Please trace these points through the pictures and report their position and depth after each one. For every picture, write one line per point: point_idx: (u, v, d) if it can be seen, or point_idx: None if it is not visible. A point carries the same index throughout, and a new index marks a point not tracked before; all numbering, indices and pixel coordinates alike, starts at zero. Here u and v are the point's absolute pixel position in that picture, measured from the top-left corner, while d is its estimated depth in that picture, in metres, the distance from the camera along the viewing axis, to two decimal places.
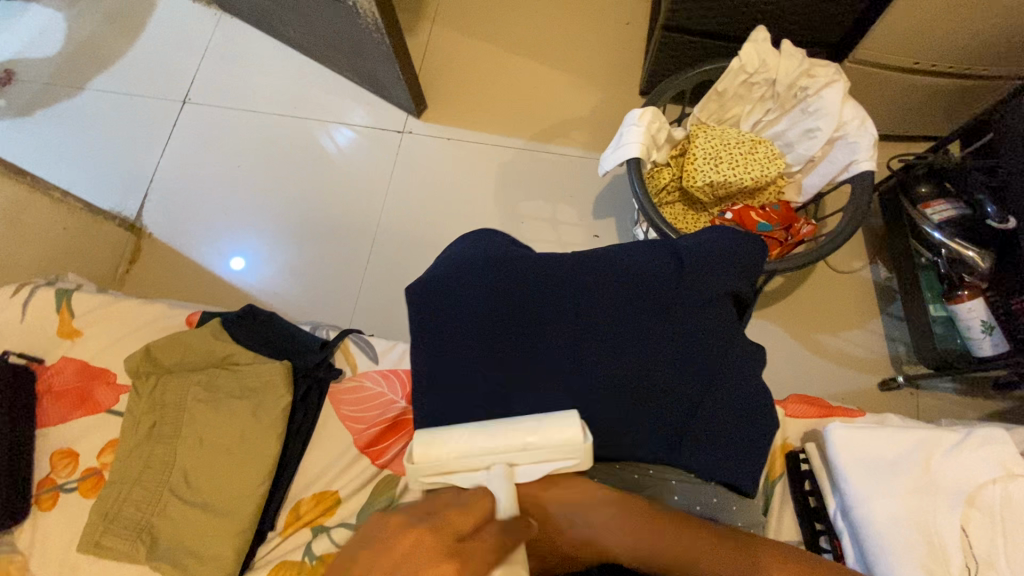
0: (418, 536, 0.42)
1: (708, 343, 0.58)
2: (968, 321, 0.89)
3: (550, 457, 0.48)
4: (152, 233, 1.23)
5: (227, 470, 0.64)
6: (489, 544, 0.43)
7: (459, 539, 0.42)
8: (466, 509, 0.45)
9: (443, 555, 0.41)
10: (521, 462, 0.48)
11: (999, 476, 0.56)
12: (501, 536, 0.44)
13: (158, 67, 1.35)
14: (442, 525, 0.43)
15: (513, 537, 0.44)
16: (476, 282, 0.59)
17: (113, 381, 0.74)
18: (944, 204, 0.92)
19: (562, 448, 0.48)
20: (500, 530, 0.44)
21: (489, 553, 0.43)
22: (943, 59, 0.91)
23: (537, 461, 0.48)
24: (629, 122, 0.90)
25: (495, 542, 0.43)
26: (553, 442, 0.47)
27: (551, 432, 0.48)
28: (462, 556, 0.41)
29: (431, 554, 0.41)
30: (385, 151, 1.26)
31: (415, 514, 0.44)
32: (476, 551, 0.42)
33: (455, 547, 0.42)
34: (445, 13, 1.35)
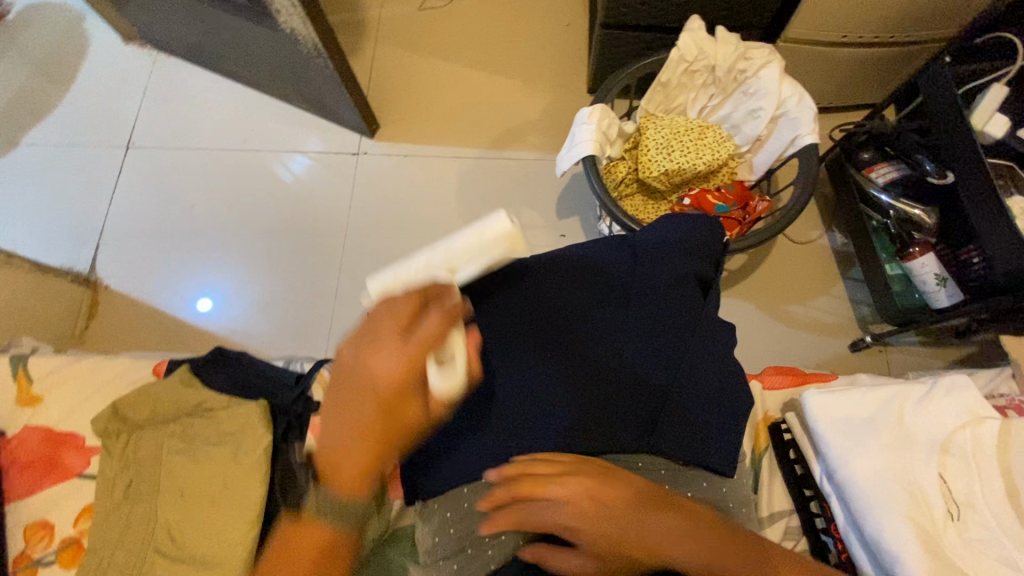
0: (375, 348, 0.48)
1: (670, 328, 0.59)
2: (922, 276, 0.92)
3: (481, 253, 0.59)
4: (109, 285, 1.19)
5: (212, 521, 0.62)
6: (436, 326, 0.48)
7: (408, 333, 0.48)
8: (397, 313, 0.49)
9: (397, 354, 0.47)
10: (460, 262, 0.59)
11: (967, 420, 0.58)
12: (443, 319, 0.48)
13: (95, 115, 1.31)
14: (387, 334, 0.48)
15: (456, 309, 0.49)
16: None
17: (82, 444, 0.71)
18: (886, 167, 0.97)
19: (491, 240, 0.59)
20: (437, 320, 0.48)
21: (433, 335, 0.47)
22: (868, 30, 0.95)
23: (468, 264, 0.59)
24: (580, 121, 0.92)
25: (434, 331, 0.47)
26: (485, 239, 0.59)
27: (480, 230, 0.59)
28: (412, 349, 0.47)
29: (384, 353, 0.47)
30: (341, 174, 1.24)
31: (360, 334, 0.49)
32: (424, 343, 0.47)
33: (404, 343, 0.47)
34: (388, 32, 1.35)
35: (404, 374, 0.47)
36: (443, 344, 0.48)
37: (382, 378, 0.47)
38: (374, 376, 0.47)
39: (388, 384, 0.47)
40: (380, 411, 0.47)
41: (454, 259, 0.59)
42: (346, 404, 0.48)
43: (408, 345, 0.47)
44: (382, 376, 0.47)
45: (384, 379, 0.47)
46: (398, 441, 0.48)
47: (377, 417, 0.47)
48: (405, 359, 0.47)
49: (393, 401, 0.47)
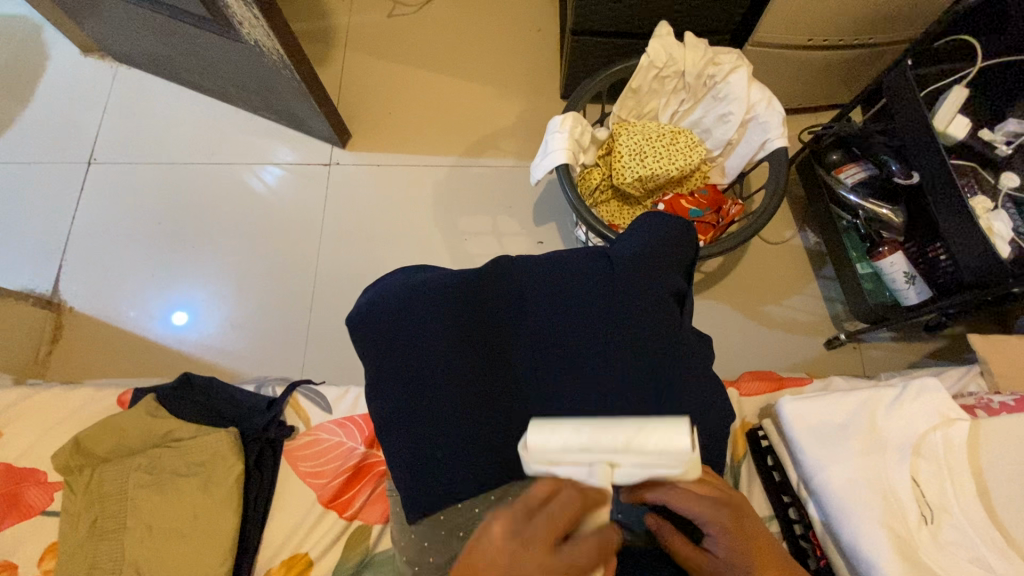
0: (520, 541, 0.40)
1: (652, 343, 0.57)
2: (892, 275, 0.93)
3: (651, 464, 0.44)
4: (73, 307, 1.15)
5: (183, 556, 0.60)
6: (590, 558, 0.41)
7: (558, 551, 0.40)
8: (557, 516, 0.41)
9: (544, 571, 0.39)
10: (623, 462, 0.44)
11: (938, 423, 0.59)
12: (596, 549, 0.42)
13: (54, 131, 1.26)
14: (536, 536, 0.40)
15: (609, 544, 0.43)
16: (426, 307, 0.60)
17: (45, 479, 0.68)
18: (855, 167, 0.97)
19: (670, 459, 0.43)
20: (588, 546, 0.41)
21: (581, 565, 0.40)
22: (832, 33, 0.96)
23: (633, 468, 0.44)
24: (552, 129, 0.91)
25: (582, 562, 0.40)
26: (661, 449, 0.43)
27: (657, 445, 0.43)
28: (557, 568, 0.39)
29: (527, 554, 0.40)
30: (313, 186, 1.22)
31: (513, 518, 0.42)
32: (573, 562, 0.40)
33: (552, 561, 0.40)
34: (357, 39, 1.33)
35: None
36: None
37: None
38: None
39: None
40: None
41: (623, 455, 0.44)
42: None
43: (558, 567, 0.39)
44: None
45: None
46: None
47: None
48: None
49: None
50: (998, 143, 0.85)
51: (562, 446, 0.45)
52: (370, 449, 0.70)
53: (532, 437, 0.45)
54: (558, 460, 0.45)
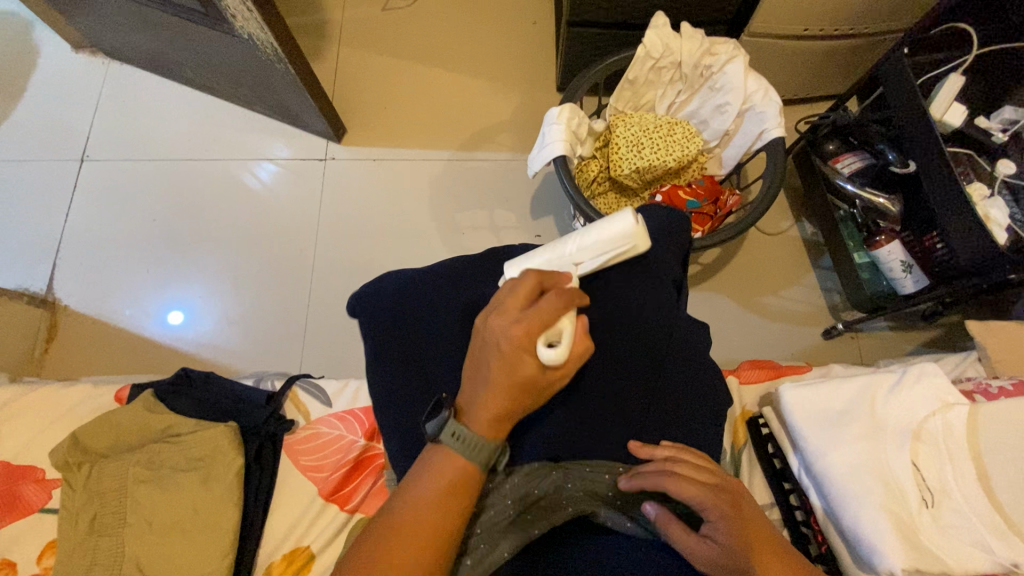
0: (498, 312, 0.48)
1: (652, 331, 0.58)
2: (889, 264, 0.93)
3: (606, 248, 0.56)
4: (68, 305, 1.14)
5: (184, 551, 0.60)
6: (553, 306, 0.47)
7: (528, 310, 0.47)
8: (518, 287, 0.49)
9: (517, 320, 0.46)
10: (583, 256, 0.56)
11: (937, 408, 0.60)
12: (559, 299, 0.47)
13: (46, 129, 1.25)
14: (505, 304, 0.48)
15: (570, 296, 0.48)
16: (437, 293, 0.61)
17: (43, 477, 0.68)
18: (852, 157, 0.98)
19: (616, 234, 0.55)
20: (552, 301, 0.47)
21: (549, 310, 0.46)
22: (828, 23, 0.96)
23: (594, 256, 0.56)
24: (549, 121, 0.91)
25: (549, 310, 0.46)
26: (609, 232, 0.55)
27: (605, 230, 0.56)
28: (527, 317, 0.46)
29: (506, 316, 0.47)
30: (309, 182, 1.21)
31: (488, 307, 0.50)
32: (540, 312, 0.46)
33: (522, 314, 0.47)
34: (351, 33, 1.32)
35: (518, 347, 0.46)
36: (560, 319, 0.47)
37: (499, 345, 0.46)
38: (493, 343, 0.47)
39: (506, 351, 0.46)
40: (502, 366, 0.46)
41: (579, 250, 0.56)
42: (477, 364, 0.48)
43: (527, 316, 0.46)
44: (499, 343, 0.46)
45: (503, 347, 0.46)
46: (516, 399, 0.47)
47: (499, 374, 0.46)
48: (521, 330, 0.46)
49: (514, 365, 0.46)
50: (993, 130, 0.86)
51: (537, 265, 0.57)
52: (371, 442, 0.70)
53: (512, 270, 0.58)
54: (537, 277, 0.57)
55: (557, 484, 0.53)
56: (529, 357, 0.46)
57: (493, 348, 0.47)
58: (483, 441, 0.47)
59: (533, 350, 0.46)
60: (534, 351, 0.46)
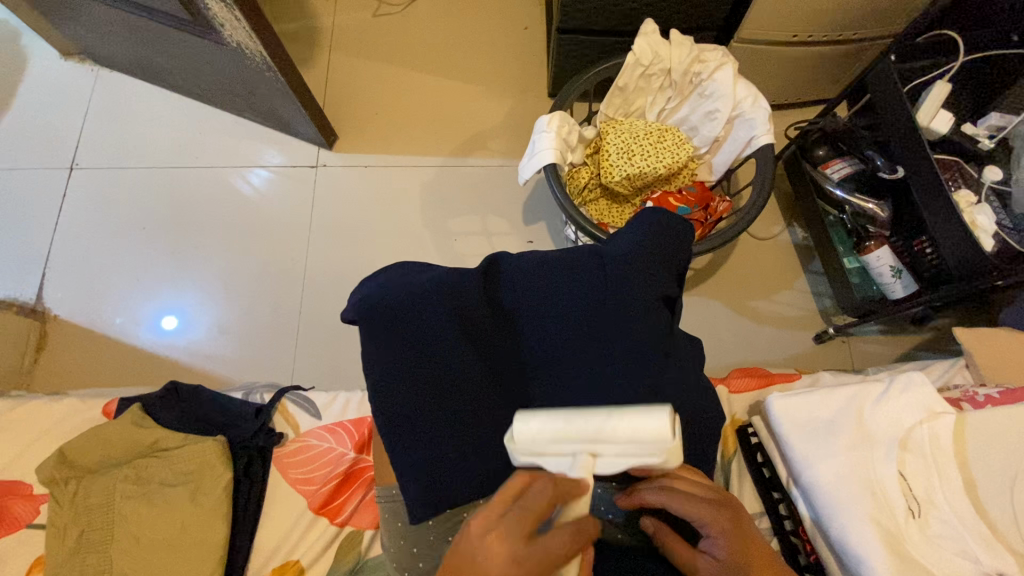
0: (496, 534, 0.42)
1: (645, 350, 0.57)
2: (878, 269, 0.94)
3: (632, 450, 0.45)
4: (57, 315, 1.13)
5: (173, 566, 0.60)
6: (561, 547, 0.41)
7: (533, 543, 0.41)
8: (529, 508, 0.42)
9: (518, 561, 0.40)
10: (602, 448, 0.46)
11: (924, 417, 0.60)
12: (571, 536, 0.41)
13: (35, 137, 1.24)
14: (507, 525, 0.41)
15: (583, 532, 0.42)
16: (429, 305, 0.58)
17: (30, 492, 0.67)
18: (840, 163, 0.98)
19: (650, 442, 0.44)
20: (563, 538, 0.41)
21: (556, 553, 0.41)
22: (816, 29, 0.96)
23: (616, 454, 0.45)
24: (539, 129, 0.91)
25: (557, 549, 0.41)
26: (643, 438, 0.44)
27: (635, 428, 0.44)
28: (531, 560, 0.40)
29: (506, 541, 0.41)
30: (301, 189, 1.21)
31: (485, 514, 0.43)
32: (546, 552, 0.40)
33: (526, 554, 0.40)
34: (343, 40, 1.32)
35: None
36: (564, 564, 0.41)
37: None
38: (484, 571, 0.41)
39: None
40: None
41: (601, 442, 0.45)
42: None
43: (533, 560, 0.40)
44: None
45: None
46: None
47: None
48: (520, 574, 0.40)
49: None
50: (981, 137, 0.87)
51: (545, 437, 0.47)
52: (361, 454, 0.70)
53: (516, 429, 0.47)
54: (542, 451, 0.48)
55: None
56: None
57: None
58: None
59: None
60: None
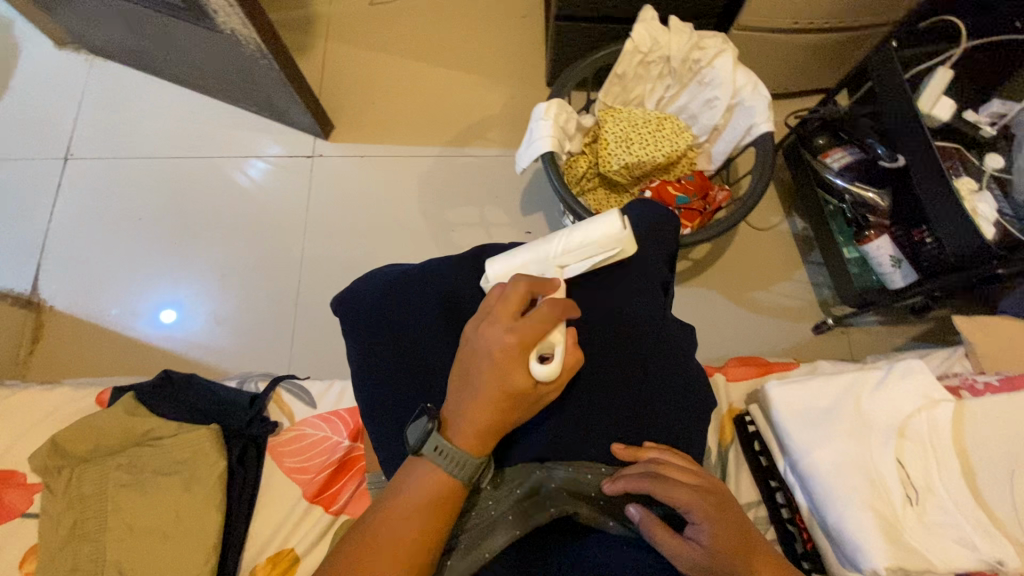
0: (488, 320, 0.47)
1: (639, 334, 0.58)
2: (878, 258, 0.93)
3: (592, 253, 0.56)
4: (53, 306, 1.13)
5: (166, 554, 0.59)
6: (545, 318, 0.46)
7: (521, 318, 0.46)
8: (509, 295, 0.47)
9: (509, 331, 0.45)
10: (567, 258, 0.56)
11: (922, 405, 0.60)
12: (551, 311, 0.47)
13: (29, 127, 1.23)
14: (493, 313, 0.47)
15: (559, 305, 0.47)
16: (420, 297, 0.59)
17: (25, 481, 0.67)
18: (841, 151, 0.98)
19: (604, 239, 0.56)
20: (545, 312, 0.46)
21: (543, 319, 0.46)
22: (817, 16, 0.95)
23: (579, 260, 0.56)
24: (537, 117, 0.90)
25: (542, 319, 0.46)
26: (597, 239, 0.55)
27: (586, 232, 0.56)
28: (520, 327, 0.45)
29: (495, 325, 0.46)
30: (298, 179, 1.20)
31: (476, 315, 0.48)
32: (532, 323, 0.45)
33: (518, 322, 0.46)
34: (339, 28, 1.30)
35: (511, 360, 0.45)
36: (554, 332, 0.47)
37: (490, 355, 0.45)
38: (483, 352, 0.46)
39: (498, 363, 0.45)
40: (493, 378, 0.45)
41: (561, 253, 0.56)
42: (464, 380, 0.47)
43: (519, 327, 0.45)
44: (490, 352, 0.45)
45: (495, 356, 0.45)
46: (508, 416, 0.47)
47: (491, 388, 0.45)
48: (514, 341, 0.45)
49: (505, 377, 0.45)
50: (982, 123, 0.87)
51: (519, 264, 0.57)
52: (355, 444, 0.70)
53: (491, 268, 0.57)
54: (516, 277, 0.57)
55: (535, 484, 0.52)
56: (519, 367, 0.45)
57: (484, 357, 0.46)
58: (468, 458, 0.46)
59: (525, 364, 0.45)
60: (527, 365, 0.45)
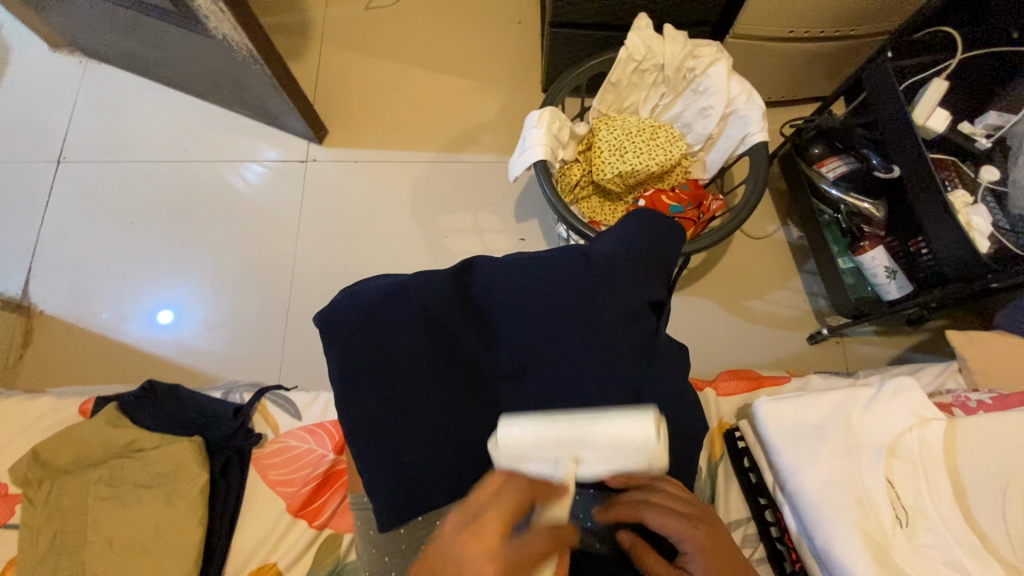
0: (472, 533, 0.41)
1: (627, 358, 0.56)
2: (873, 269, 0.93)
3: (618, 456, 0.45)
4: (43, 310, 1.12)
5: (145, 570, 0.59)
6: (536, 554, 0.41)
7: (509, 545, 0.40)
8: (505, 503, 0.42)
9: (491, 560, 0.39)
10: (587, 454, 0.45)
11: (913, 423, 0.59)
12: (543, 545, 0.41)
13: (21, 130, 1.22)
14: (482, 528, 0.41)
15: (558, 540, 0.43)
16: (405, 312, 0.57)
17: (5, 492, 0.66)
18: (836, 161, 0.96)
19: (636, 447, 0.44)
20: (539, 541, 0.42)
21: (533, 560, 0.41)
22: (813, 25, 0.95)
23: (600, 460, 0.45)
24: (529, 125, 0.89)
25: (536, 554, 0.41)
26: (628, 441, 0.44)
27: (623, 433, 0.44)
28: (509, 560, 0.39)
29: (475, 538, 0.40)
30: (291, 185, 1.19)
31: (459, 517, 0.42)
32: (523, 559, 0.40)
33: (506, 553, 0.40)
34: (334, 33, 1.30)
35: None
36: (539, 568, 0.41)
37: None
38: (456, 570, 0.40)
39: None
40: None
41: (586, 447, 0.45)
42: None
43: (506, 558, 0.39)
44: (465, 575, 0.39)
45: None
46: None
47: None
48: (496, 572, 0.39)
49: None
50: (978, 136, 0.86)
51: (528, 441, 0.46)
52: (340, 456, 0.69)
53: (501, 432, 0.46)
54: (524, 458, 0.46)
55: None
56: None
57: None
58: None
59: None
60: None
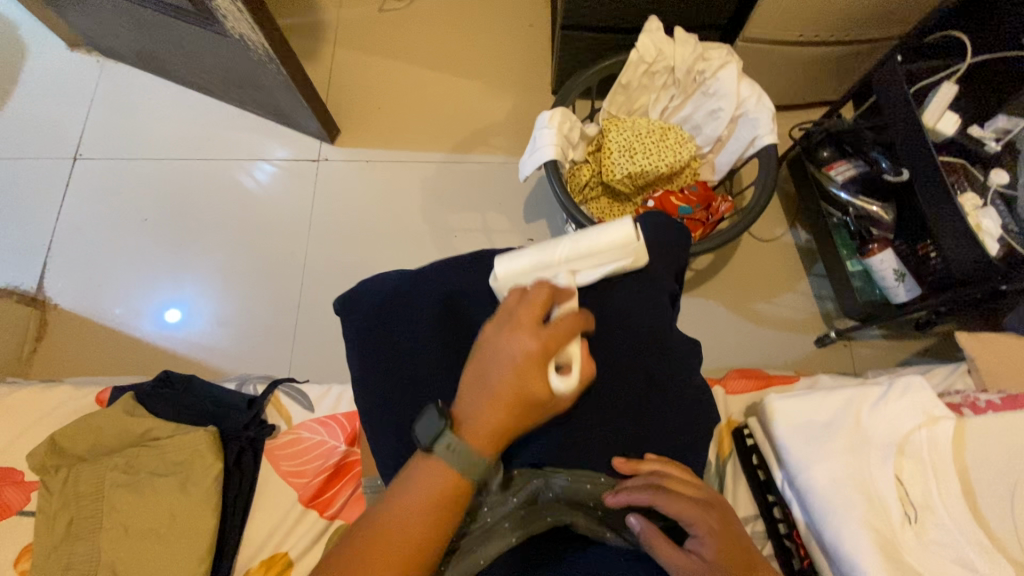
0: (511, 326, 0.46)
1: (639, 354, 0.56)
2: (882, 272, 0.92)
3: (603, 260, 0.56)
4: (57, 304, 1.13)
5: (160, 557, 0.59)
6: (565, 331, 0.46)
7: (544, 326, 0.46)
8: (532, 300, 0.48)
9: (533, 337, 0.45)
10: (580, 265, 0.55)
11: (923, 421, 0.59)
12: (570, 326, 0.47)
13: (38, 127, 1.25)
14: (519, 318, 0.47)
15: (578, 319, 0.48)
16: (418, 307, 0.58)
17: (22, 479, 0.67)
18: (845, 164, 0.97)
19: (619, 247, 0.55)
20: (567, 321, 0.47)
21: (566, 333, 0.46)
22: (822, 29, 0.95)
23: (590, 268, 0.56)
24: (541, 125, 0.90)
25: (568, 329, 0.47)
26: (610, 245, 0.55)
27: (607, 241, 0.55)
28: (546, 337, 0.45)
29: (512, 331, 0.46)
30: (302, 183, 1.21)
31: (497, 319, 0.48)
32: (557, 335, 0.46)
33: (544, 331, 0.46)
34: (348, 34, 1.31)
35: (533, 364, 0.45)
36: (570, 344, 0.47)
37: (513, 360, 0.45)
38: (504, 358, 0.45)
39: (520, 366, 0.45)
40: (513, 383, 0.45)
41: (578, 260, 0.55)
42: (477, 385, 0.46)
43: (544, 334, 0.45)
44: (514, 359, 0.45)
45: (517, 362, 0.45)
46: (520, 423, 0.46)
47: (510, 389, 0.45)
48: (539, 348, 0.45)
49: (523, 381, 0.45)
50: (987, 139, 0.86)
51: (526, 265, 0.55)
52: (352, 448, 0.70)
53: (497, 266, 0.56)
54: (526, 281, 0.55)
55: (534, 493, 0.53)
56: (541, 372, 0.45)
57: (502, 362, 0.45)
58: (478, 461, 0.45)
59: (545, 374, 0.45)
60: (547, 374, 0.45)
